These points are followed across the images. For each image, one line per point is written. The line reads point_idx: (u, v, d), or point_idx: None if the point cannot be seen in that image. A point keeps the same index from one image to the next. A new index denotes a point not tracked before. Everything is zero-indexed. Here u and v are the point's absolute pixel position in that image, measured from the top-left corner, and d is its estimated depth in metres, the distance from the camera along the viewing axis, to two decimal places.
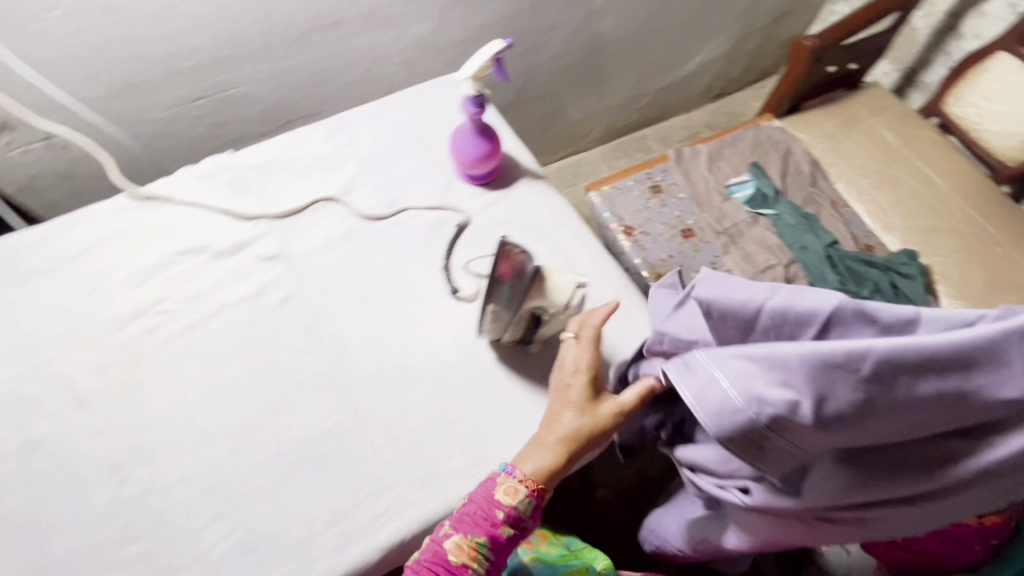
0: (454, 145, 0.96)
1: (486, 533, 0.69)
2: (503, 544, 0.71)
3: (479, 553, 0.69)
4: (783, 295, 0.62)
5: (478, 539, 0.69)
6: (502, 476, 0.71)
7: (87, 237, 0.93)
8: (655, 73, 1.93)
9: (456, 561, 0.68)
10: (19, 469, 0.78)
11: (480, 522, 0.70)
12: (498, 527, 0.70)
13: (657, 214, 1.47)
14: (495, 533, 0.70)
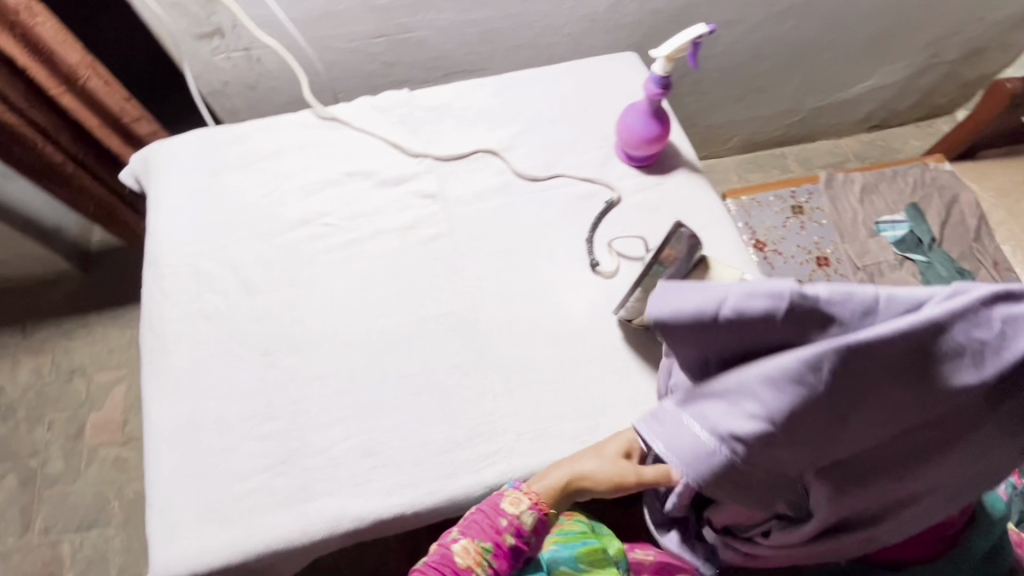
0: (624, 122, 0.96)
1: (492, 540, 0.71)
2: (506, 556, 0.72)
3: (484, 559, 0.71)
4: (737, 295, 0.52)
5: (484, 544, 0.71)
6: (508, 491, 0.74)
7: (276, 144, 1.02)
8: (817, 90, 1.82)
9: (463, 562, 0.70)
10: (190, 334, 0.87)
11: (484, 530, 0.72)
12: (500, 536, 0.71)
13: (795, 235, 1.41)
14: (501, 543, 0.71)
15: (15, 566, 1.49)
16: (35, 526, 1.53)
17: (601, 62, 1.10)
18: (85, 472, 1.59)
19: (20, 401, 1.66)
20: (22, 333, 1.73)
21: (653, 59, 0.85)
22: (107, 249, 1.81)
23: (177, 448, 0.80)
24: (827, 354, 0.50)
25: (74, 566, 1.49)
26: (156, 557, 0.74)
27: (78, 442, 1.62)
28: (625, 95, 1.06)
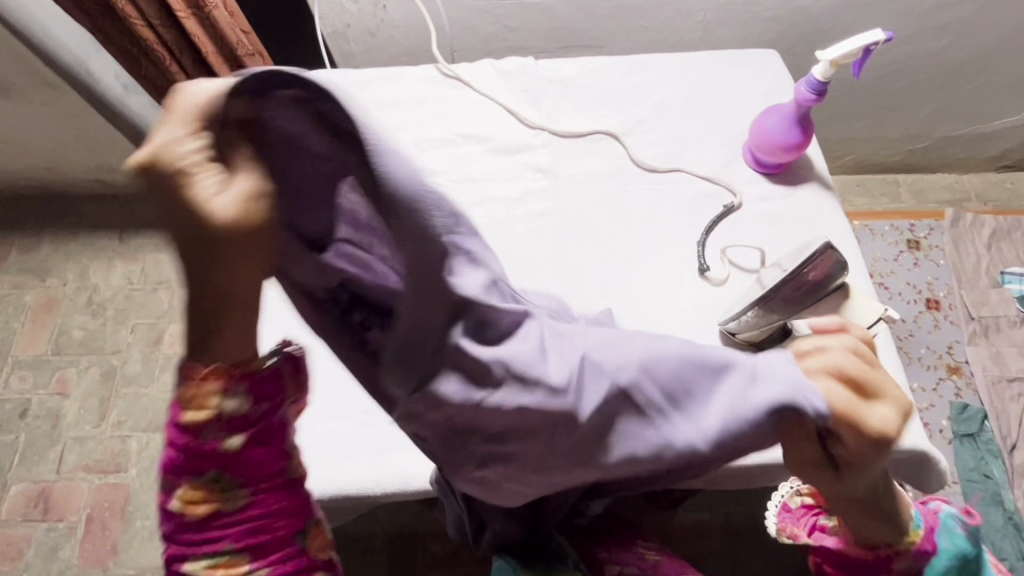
0: (763, 124, 0.89)
1: (213, 466, 0.41)
2: (254, 466, 0.43)
3: (220, 493, 0.42)
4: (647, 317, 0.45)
5: (201, 486, 0.42)
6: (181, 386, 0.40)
7: (396, 94, 1.01)
8: (953, 118, 1.67)
9: (203, 508, 0.42)
10: None
11: (195, 465, 0.41)
12: (200, 465, 0.41)
13: (906, 271, 1.31)
14: (211, 463, 0.41)
15: (88, 451, 1.61)
16: (110, 419, 1.64)
17: (740, 58, 1.03)
18: (159, 378, 1.68)
19: (111, 301, 1.77)
20: (120, 239, 1.84)
21: (815, 61, 0.78)
22: None
23: None
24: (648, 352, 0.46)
25: (138, 462, 1.59)
26: None
27: (156, 349, 1.71)
28: (761, 96, 1.00)
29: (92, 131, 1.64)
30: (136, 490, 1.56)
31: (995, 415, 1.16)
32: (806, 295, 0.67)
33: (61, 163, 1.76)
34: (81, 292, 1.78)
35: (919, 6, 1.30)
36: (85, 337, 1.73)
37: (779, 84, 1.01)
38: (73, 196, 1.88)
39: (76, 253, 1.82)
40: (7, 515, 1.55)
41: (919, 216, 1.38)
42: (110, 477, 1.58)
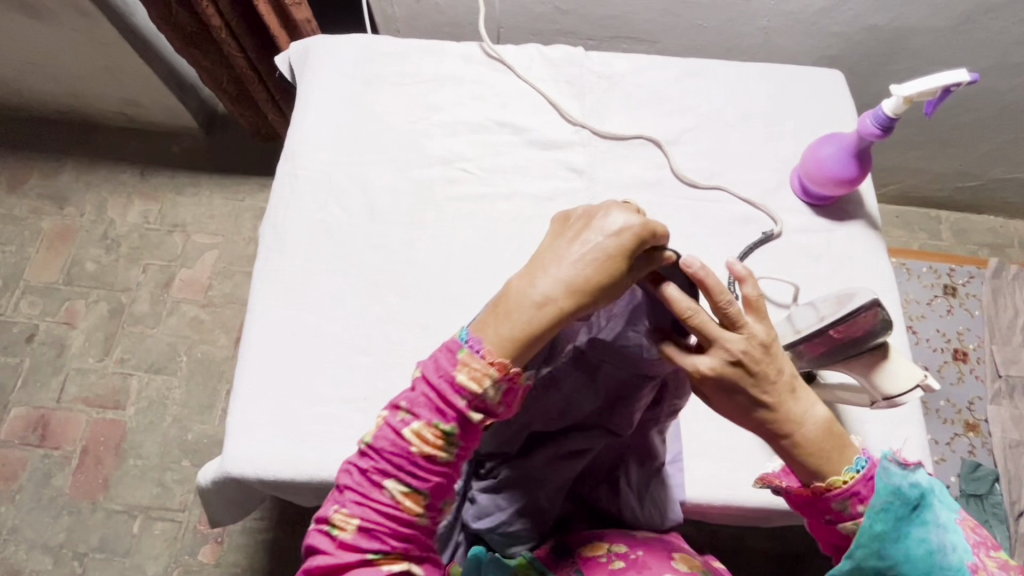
0: (818, 153, 0.84)
1: (452, 420, 0.53)
2: (475, 431, 0.55)
3: (445, 444, 0.53)
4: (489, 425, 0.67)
5: (441, 426, 0.53)
6: (465, 354, 0.53)
7: (435, 70, 0.97)
8: (1011, 160, 1.58)
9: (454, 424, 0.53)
10: (307, 242, 0.85)
11: (442, 409, 0.53)
12: (461, 414, 0.53)
13: (938, 317, 1.26)
14: (465, 420, 0.53)
15: (90, 384, 1.62)
16: (113, 355, 1.64)
17: (801, 74, 0.97)
18: (165, 320, 1.67)
19: (125, 238, 1.75)
20: (140, 176, 1.80)
21: (888, 94, 0.72)
22: (232, 119, 1.84)
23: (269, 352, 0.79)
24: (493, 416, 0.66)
25: (137, 402, 1.59)
26: (229, 451, 0.75)
27: (165, 292, 1.70)
28: (817, 119, 0.94)
29: (119, 65, 1.58)
30: (133, 428, 1.57)
31: (1007, 479, 1.13)
32: (833, 350, 0.63)
33: (87, 93, 1.72)
34: (97, 224, 1.76)
35: (1001, 39, 1.21)
36: (96, 271, 1.72)
37: (838, 108, 0.95)
38: (97, 127, 1.84)
39: (95, 184, 1.80)
40: (7, 437, 1.57)
41: (961, 262, 1.32)
42: (108, 413, 1.59)
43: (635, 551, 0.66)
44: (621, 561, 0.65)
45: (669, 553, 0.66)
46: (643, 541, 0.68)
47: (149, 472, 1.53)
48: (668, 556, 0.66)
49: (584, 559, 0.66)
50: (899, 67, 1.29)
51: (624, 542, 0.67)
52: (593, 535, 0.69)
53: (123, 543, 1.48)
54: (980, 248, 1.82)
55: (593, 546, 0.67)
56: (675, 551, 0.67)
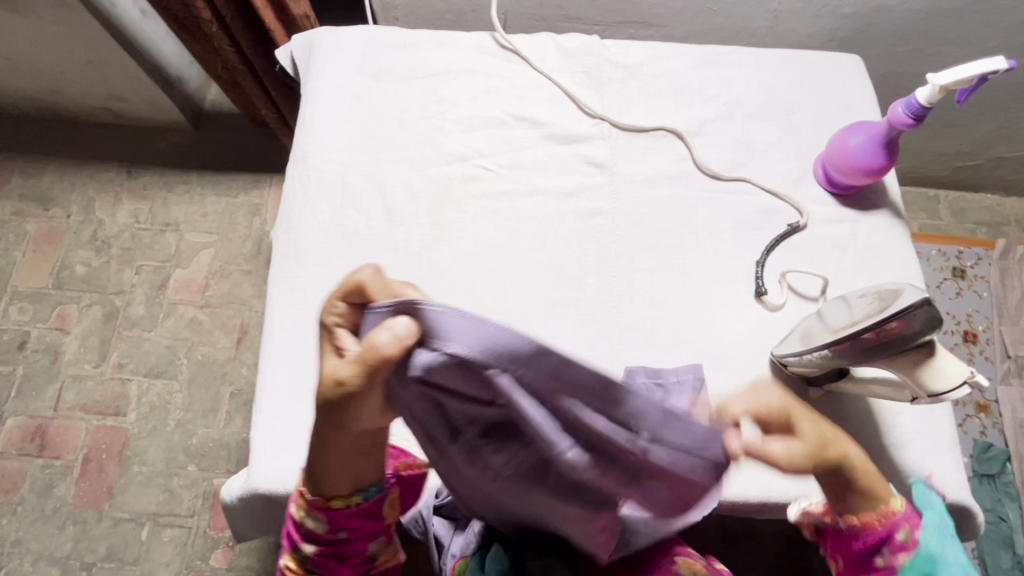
0: (846, 143, 0.83)
1: (296, 551, 0.62)
2: (325, 558, 0.62)
3: (307, 568, 0.62)
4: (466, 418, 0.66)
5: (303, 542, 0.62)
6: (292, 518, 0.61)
7: (446, 63, 0.93)
8: (1013, 138, 1.51)
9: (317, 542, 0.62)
10: (323, 246, 0.82)
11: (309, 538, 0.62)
12: (300, 546, 0.61)
13: (947, 299, 1.27)
14: (306, 554, 0.61)
15: (88, 391, 1.52)
16: (110, 360, 1.55)
17: (820, 62, 0.95)
18: (162, 323, 1.58)
19: (116, 239, 1.66)
20: (127, 174, 1.72)
21: (925, 83, 0.72)
22: (221, 111, 1.76)
23: (292, 362, 0.77)
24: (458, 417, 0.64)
25: (137, 408, 1.50)
26: (256, 466, 0.73)
27: (160, 293, 1.61)
28: (836, 106, 0.93)
29: (102, 57, 1.50)
30: (134, 435, 1.48)
31: (1017, 458, 1.15)
32: (877, 349, 0.63)
33: (68, 86, 1.63)
34: (85, 226, 1.67)
35: (1008, 19, 1.14)
36: (87, 274, 1.63)
37: (858, 95, 0.93)
38: (79, 124, 1.76)
39: (80, 184, 1.71)
40: (2, 448, 1.47)
41: (969, 244, 1.33)
42: (108, 419, 1.50)
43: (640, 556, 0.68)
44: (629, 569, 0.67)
45: (669, 557, 0.67)
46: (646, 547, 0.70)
47: (153, 479, 1.45)
48: (668, 561, 0.67)
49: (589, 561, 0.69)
50: (904, 48, 1.23)
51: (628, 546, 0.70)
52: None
53: (132, 551, 1.40)
54: (977, 227, 1.73)
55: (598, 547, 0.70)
56: (676, 553, 0.68)
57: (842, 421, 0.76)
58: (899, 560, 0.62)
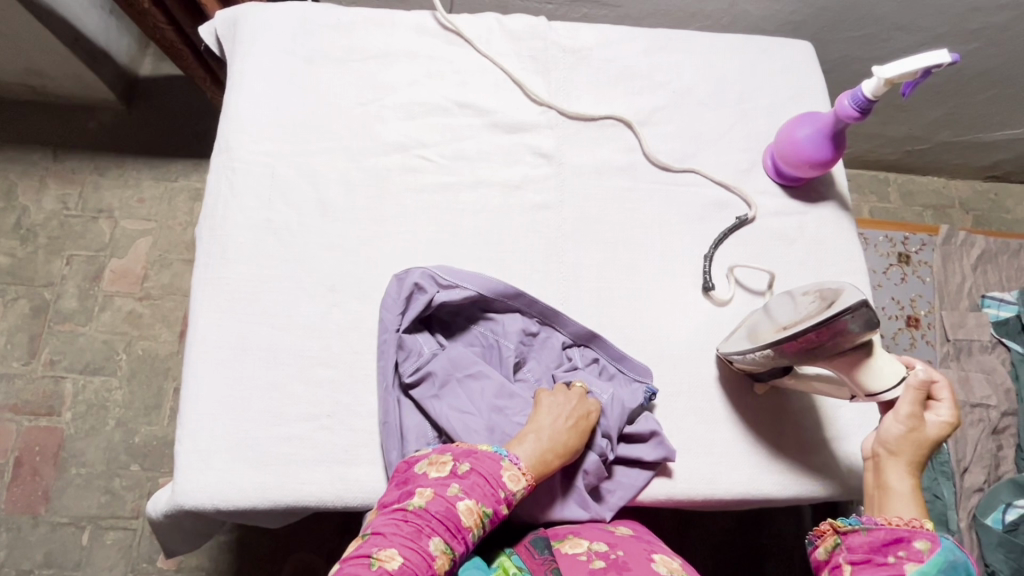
0: (794, 136, 0.81)
1: (494, 504, 0.60)
2: (496, 520, 0.61)
3: (482, 522, 0.59)
4: (431, 360, 0.73)
5: (485, 509, 0.59)
6: (505, 462, 0.62)
7: (385, 44, 0.87)
8: (960, 124, 1.53)
9: (461, 521, 0.58)
10: (253, 243, 0.77)
11: (507, 476, 0.62)
12: (500, 501, 0.61)
13: (892, 285, 1.31)
14: (501, 511, 0.61)
15: (17, 391, 1.41)
16: (41, 357, 1.43)
17: (770, 48, 0.93)
18: (97, 317, 1.47)
19: (43, 227, 1.53)
20: (53, 156, 1.58)
21: (870, 76, 0.70)
22: (155, 90, 1.63)
23: (218, 368, 0.72)
24: (415, 365, 0.72)
25: (73, 407, 1.40)
26: (180, 481, 0.68)
27: (95, 284, 1.49)
28: (786, 95, 0.91)
29: (14, 30, 1.37)
30: (71, 436, 1.38)
31: (954, 439, 1.19)
32: (819, 348, 0.64)
33: None
34: (8, 212, 1.53)
35: (956, 6, 1.14)
36: (12, 265, 1.50)
37: (807, 83, 0.92)
38: None
39: None
40: None
41: (914, 230, 1.37)
42: (41, 420, 1.39)
43: (616, 551, 0.63)
44: (601, 560, 0.61)
45: (648, 555, 0.62)
46: (623, 542, 0.65)
47: (92, 483, 1.36)
48: (648, 558, 0.62)
49: (559, 555, 0.63)
50: (858, 33, 1.22)
51: (605, 543, 0.65)
52: (571, 534, 0.67)
53: (72, 557, 1.31)
54: (924, 210, 1.77)
55: (574, 543, 0.65)
56: (656, 553, 0.63)
57: (784, 415, 0.77)
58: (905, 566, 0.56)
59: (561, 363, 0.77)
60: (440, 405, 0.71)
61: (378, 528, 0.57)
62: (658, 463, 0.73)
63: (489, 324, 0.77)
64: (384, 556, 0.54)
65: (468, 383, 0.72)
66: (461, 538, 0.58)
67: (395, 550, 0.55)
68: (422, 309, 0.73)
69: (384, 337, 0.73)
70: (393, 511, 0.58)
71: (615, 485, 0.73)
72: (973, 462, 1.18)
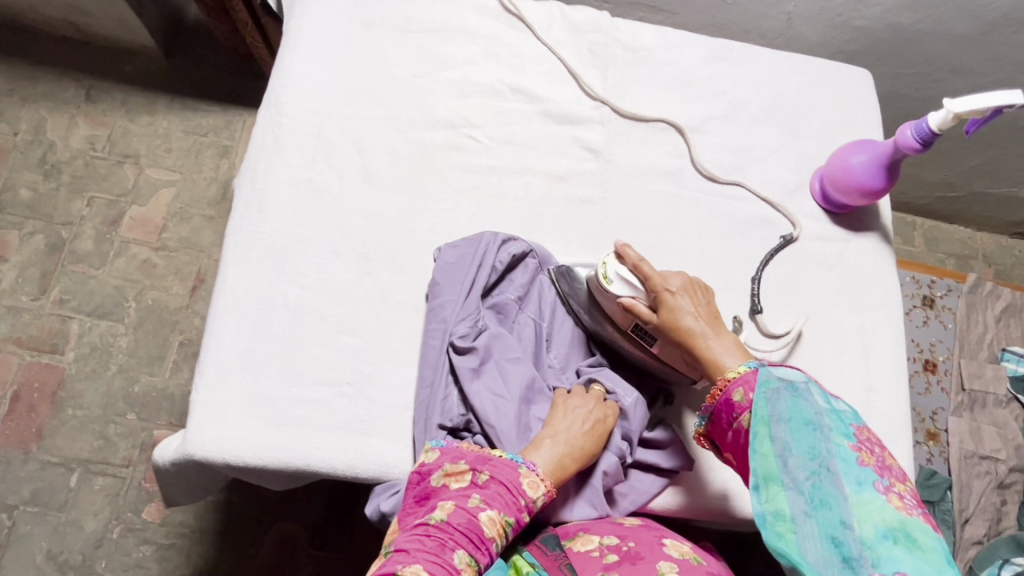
0: (850, 161, 0.80)
1: (516, 513, 0.59)
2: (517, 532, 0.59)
3: (506, 533, 0.58)
4: (473, 331, 0.71)
5: (508, 518, 0.58)
6: (523, 468, 0.61)
7: (445, 19, 0.87)
8: (998, 175, 1.52)
9: (483, 532, 0.57)
10: (291, 201, 0.76)
11: (525, 487, 0.60)
12: (520, 512, 0.59)
13: (913, 326, 1.29)
14: (523, 521, 0.59)
15: (23, 325, 1.40)
16: (51, 294, 1.43)
17: (829, 71, 0.92)
18: (112, 261, 1.46)
19: (68, 165, 1.52)
20: (85, 95, 1.57)
21: (938, 108, 0.69)
22: (196, 42, 1.62)
23: (243, 323, 0.71)
24: (458, 332, 0.70)
25: (77, 348, 1.39)
26: (191, 432, 0.67)
27: (113, 229, 1.48)
28: (840, 120, 0.90)
29: None
30: (71, 376, 1.37)
31: (958, 487, 1.18)
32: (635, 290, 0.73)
33: None
34: (35, 146, 1.53)
35: (1014, 54, 1.13)
36: (33, 200, 1.49)
37: (863, 111, 0.91)
38: (35, 33, 1.59)
39: (33, 100, 1.56)
40: None
41: (941, 274, 1.34)
42: (44, 356, 1.38)
43: (627, 542, 0.61)
44: (614, 554, 0.60)
45: (659, 540, 0.61)
46: (634, 532, 0.63)
47: (87, 426, 1.34)
48: (659, 543, 0.60)
49: (571, 553, 0.62)
50: (911, 70, 1.20)
51: (615, 535, 0.63)
52: (581, 530, 0.66)
53: (58, 497, 1.29)
54: (947, 258, 1.76)
55: (584, 541, 0.63)
56: (666, 537, 0.62)
57: None
58: (742, 423, 0.61)
59: (584, 356, 0.77)
60: (473, 379, 0.69)
61: (401, 545, 0.54)
62: (673, 470, 0.72)
63: (533, 311, 0.76)
64: (408, 572, 0.51)
65: (504, 364, 0.71)
66: (486, 553, 0.56)
67: (420, 565, 0.52)
68: (479, 281, 0.73)
69: (436, 303, 0.72)
70: (414, 527, 0.56)
71: (629, 488, 0.72)
72: (975, 514, 1.16)
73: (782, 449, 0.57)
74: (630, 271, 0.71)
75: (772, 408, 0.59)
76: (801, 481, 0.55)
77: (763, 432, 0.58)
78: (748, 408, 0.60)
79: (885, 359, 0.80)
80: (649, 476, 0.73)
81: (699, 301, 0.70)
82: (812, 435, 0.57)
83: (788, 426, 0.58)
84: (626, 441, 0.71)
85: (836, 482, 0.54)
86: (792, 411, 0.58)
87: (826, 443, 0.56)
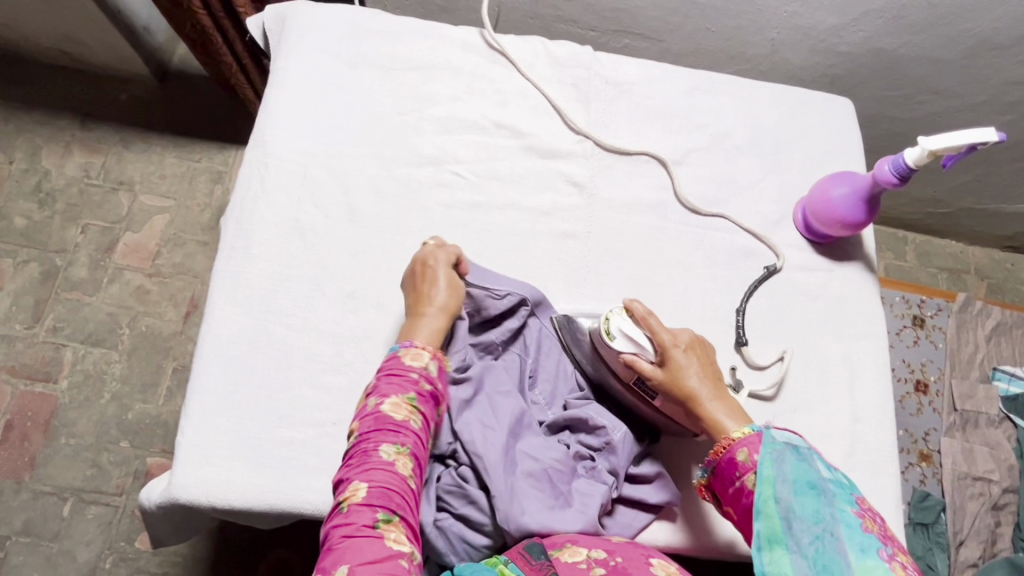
0: (831, 193, 0.81)
1: (414, 389, 0.62)
2: (430, 403, 0.63)
3: (415, 407, 0.61)
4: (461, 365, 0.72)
5: (408, 397, 0.61)
6: (405, 352, 0.65)
7: (430, 56, 0.88)
8: (986, 192, 1.53)
9: (394, 420, 0.60)
10: (276, 241, 0.76)
11: (406, 366, 0.63)
12: (417, 386, 0.63)
13: (903, 346, 1.30)
14: (424, 389, 0.63)
15: (16, 353, 1.40)
16: (45, 322, 1.43)
17: (810, 101, 0.93)
18: (106, 288, 1.46)
19: (62, 193, 1.53)
20: (80, 124, 1.58)
21: (913, 145, 0.70)
22: (190, 70, 1.64)
23: (228, 364, 0.71)
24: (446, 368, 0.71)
25: (70, 376, 1.39)
26: (177, 475, 0.67)
27: (106, 256, 1.49)
28: (822, 150, 0.91)
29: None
30: (64, 405, 1.37)
31: (952, 509, 1.17)
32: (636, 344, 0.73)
33: (24, 23, 1.50)
34: (30, 175, 1.54)
35: (996, 77, 1.14)
36: (27, 227, 1.50)
37: (845, 140, 0.92)
38: (30, 62, 1.61)
39: (28, 128, 1.57)
40: None
41: (931, 293, 1.35)
42: (37, 385, 1.38)
43: (614, 557, 0.58)
44: (601, 568, 0.56)
45: (647, 559, 0.58)
46: (622, 548, 0.60)
47: (80, 455, 1.34)
48: (646, 561, 0.57)
49: (557, 563, 0.58)
50: (896, 93, 1.21)
51: (603, 549, 0.59)
52: (570, 541, 0.61)
53: (50, 528, 1.29)
54: (940, 273, 1.76)
55: (572, 552, 0.59)
56: (653, 557, 0.59)
57: None
58: (746, 481, 0.62)
59: (573, 390, 0.77)
60: (461, 411, 0.69)
61: (338, 479, 0.58)
62: (659, 505, 0.72)
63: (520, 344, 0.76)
64: (351, 493, 0.55)
65: (494, 396, 0.70)
66: (409, 431, 0.60)
67: (358, 482, 0.56)
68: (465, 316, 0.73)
69: None
70: (343, 460, 0.60)
71: (614, 522, 0.71)
72: (970, 536, 1.16)
73: (787, 511, 0.57)
74: (635, 326, 0.71)
75: (778, 469, 0.60)
76: (806, 544, 0.54)
77: (770, 492, 0.59)
78: (752, 468, 0.62)
79: (871, 390, 0.80)
80: (636, 511, 0.72)
81: (701, 358, 0.71)
82: (817, 501, 0.57)
83: (793, 487, 0.59)
84: (614, 476, 0.71)
85: (839, 547, 0.54)
86: (796, 473, 0.60)
87: (830, 508, 0.57)
